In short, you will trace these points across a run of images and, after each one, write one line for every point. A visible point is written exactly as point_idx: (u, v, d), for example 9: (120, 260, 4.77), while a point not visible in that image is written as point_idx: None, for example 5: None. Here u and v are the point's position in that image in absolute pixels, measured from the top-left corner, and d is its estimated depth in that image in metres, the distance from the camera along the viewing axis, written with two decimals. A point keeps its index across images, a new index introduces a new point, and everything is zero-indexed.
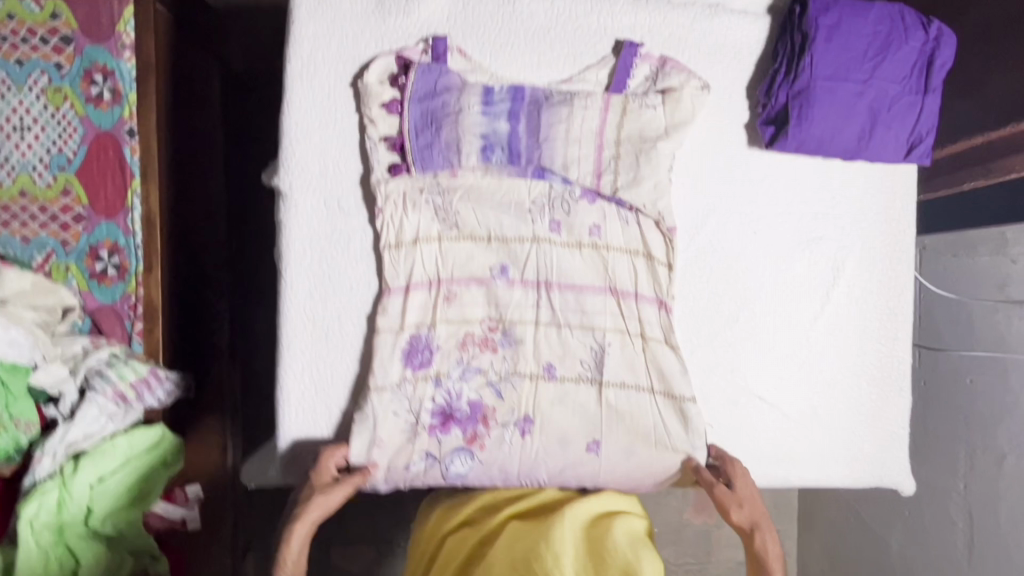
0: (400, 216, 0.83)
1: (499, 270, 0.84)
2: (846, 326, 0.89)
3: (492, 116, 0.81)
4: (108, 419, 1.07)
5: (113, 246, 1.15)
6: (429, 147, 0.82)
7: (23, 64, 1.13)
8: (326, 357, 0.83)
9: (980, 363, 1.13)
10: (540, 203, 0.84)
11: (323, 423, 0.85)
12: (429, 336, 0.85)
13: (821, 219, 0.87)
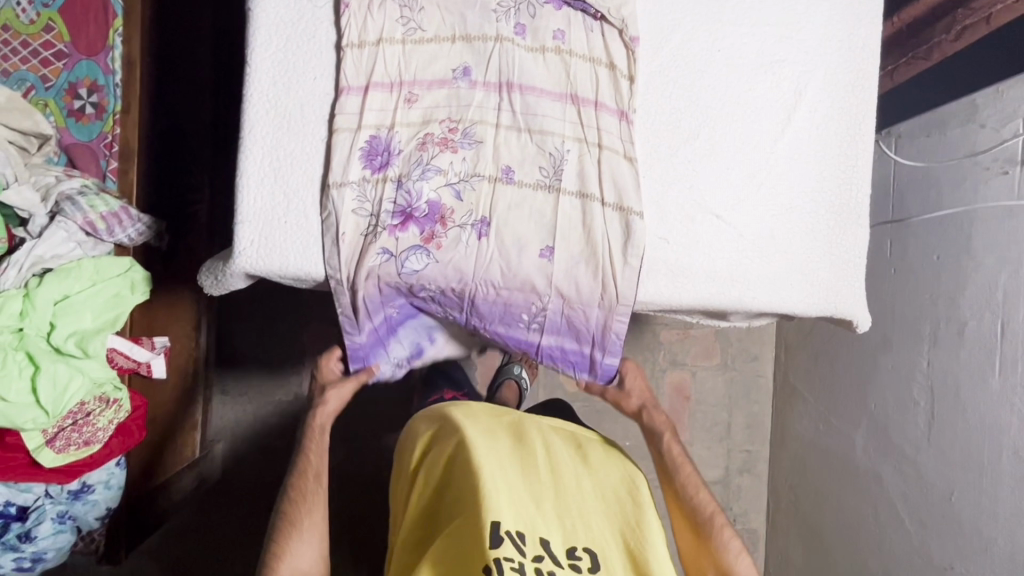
0: (366, 12, 0.83)
1: (461, 71, 0.85)
2: (806, 151, 0.89)
3: None
4: (77, 244, 1.09)
5: (92, 84, 1.16)
6: None
7: None
8: (287, 146, 0.84)
9: (948, 236, 1.13)
10: (506, 5, 0.85)
11: (282, 212, 0.84)
12: (389, 138, 0.84)
13: (786, 41, 0.88)
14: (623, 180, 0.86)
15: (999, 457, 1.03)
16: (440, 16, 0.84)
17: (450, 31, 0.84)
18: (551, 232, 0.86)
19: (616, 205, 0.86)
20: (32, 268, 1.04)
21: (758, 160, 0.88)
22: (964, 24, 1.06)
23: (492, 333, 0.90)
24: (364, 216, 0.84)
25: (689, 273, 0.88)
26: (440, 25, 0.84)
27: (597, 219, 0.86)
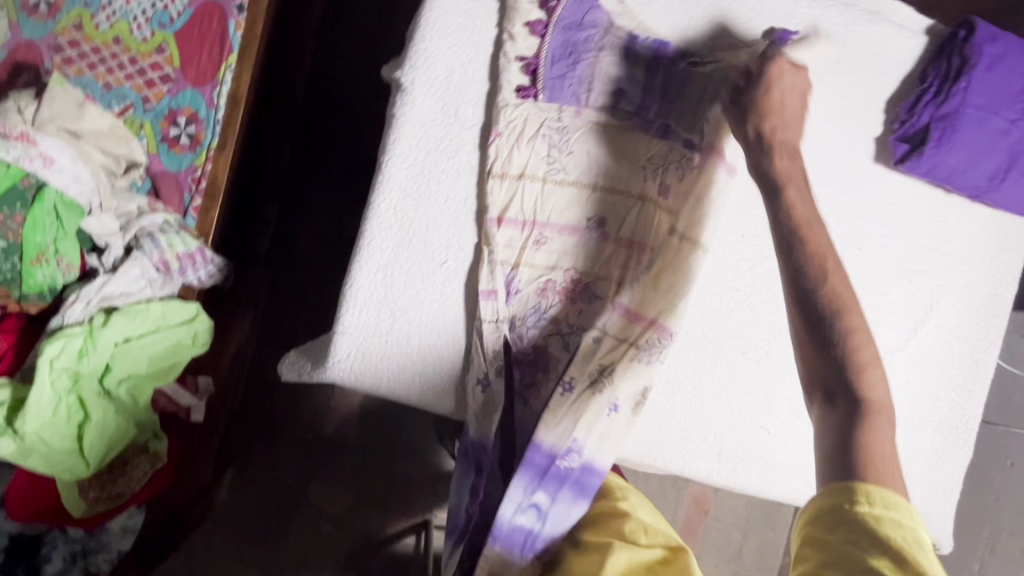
0: (513, 144, 0.79)
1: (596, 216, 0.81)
2: (925, 366, 0.86)
3: (630, 63, 0.80)
4: (148, 283, 1.04)
5: (192, 115, 1.12)
6: (560, 78, 0.80)
7: None
8: (402, 261, 0.80)
9: None
10: (655, 163, 0.81)
11: (386, 329, 0.80)
12: (509, 277, 0.80)
13: (927, 251, 0.85)
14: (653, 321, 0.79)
15: None
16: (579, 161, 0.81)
17: (592, 179, 0.81)
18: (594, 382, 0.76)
19: (618, 334, 0.78)
20: (99, 303, 1.00)
21: None
22: None
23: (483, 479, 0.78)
24: (465, 345, 0.81)
25: (780, 468, 0.87)
26: (585, 171, 0.81)
27: (603, 352, 0.77)
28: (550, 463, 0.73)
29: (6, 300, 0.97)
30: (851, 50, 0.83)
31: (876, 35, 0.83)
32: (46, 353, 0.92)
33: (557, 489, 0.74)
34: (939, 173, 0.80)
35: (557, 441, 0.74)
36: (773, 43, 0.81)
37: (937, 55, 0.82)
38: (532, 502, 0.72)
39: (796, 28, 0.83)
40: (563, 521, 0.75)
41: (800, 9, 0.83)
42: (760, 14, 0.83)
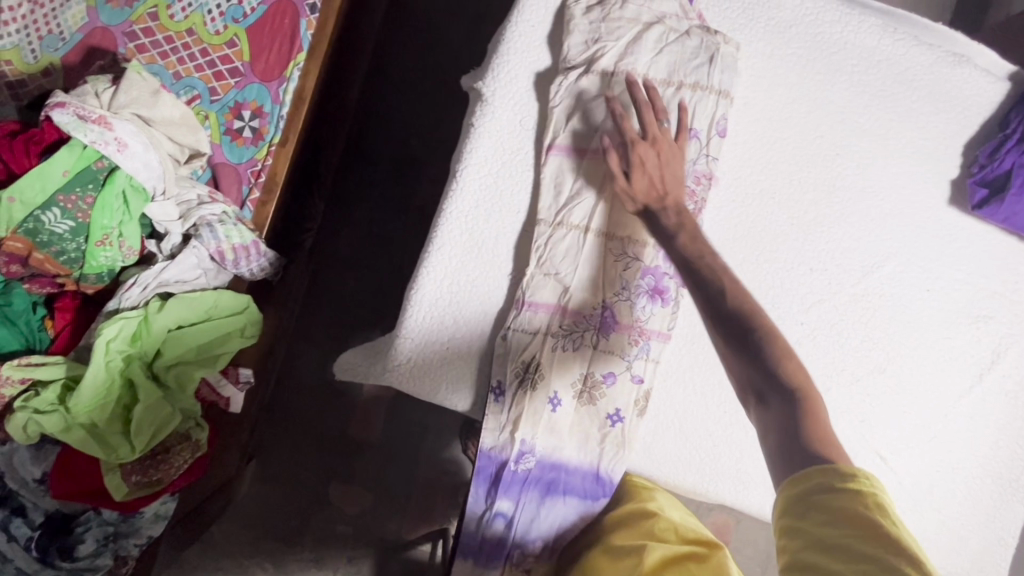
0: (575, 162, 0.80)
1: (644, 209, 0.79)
2: (988, 414, 0.85)
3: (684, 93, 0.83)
4: (203, 271, 1.05)
5: (257, 109, 1.14)
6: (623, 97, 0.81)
7: None
8: (467, 270, 0.80)
9: None
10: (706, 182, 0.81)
11: (447, 338, 0.80)
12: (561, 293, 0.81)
13: (997, 299, 0.84)
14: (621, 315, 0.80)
15: None
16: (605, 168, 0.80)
17: None
18: (578, 392, 0.79)
19: (562, 331, 0.79)
20: (155, 288, 1.01)
21: (936, 413, 0.84)
22: None
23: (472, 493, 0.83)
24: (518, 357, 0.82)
25: None
26: None
27: (518, 348, 0.78)
28: (502, 471, 0.77)
29: (65, 280, 0.98)
30: (932, 91, 0.82)
31: (960, 78, 0.83)
32: (102, 334, 0.93)
33: (520, 496, 0.78)
34: (1013, 218, 0.80)
35: (505, 449, 0.77)
36: (851, 81, 0.82)
37: (1021, 101, 0.81)
38: (495, 511, 0.78)
39: (878, 65, 0.82)
40: (537, 524, 0.79)
41: (885, 46, 0.82)
42: (846, 48, 0.82)
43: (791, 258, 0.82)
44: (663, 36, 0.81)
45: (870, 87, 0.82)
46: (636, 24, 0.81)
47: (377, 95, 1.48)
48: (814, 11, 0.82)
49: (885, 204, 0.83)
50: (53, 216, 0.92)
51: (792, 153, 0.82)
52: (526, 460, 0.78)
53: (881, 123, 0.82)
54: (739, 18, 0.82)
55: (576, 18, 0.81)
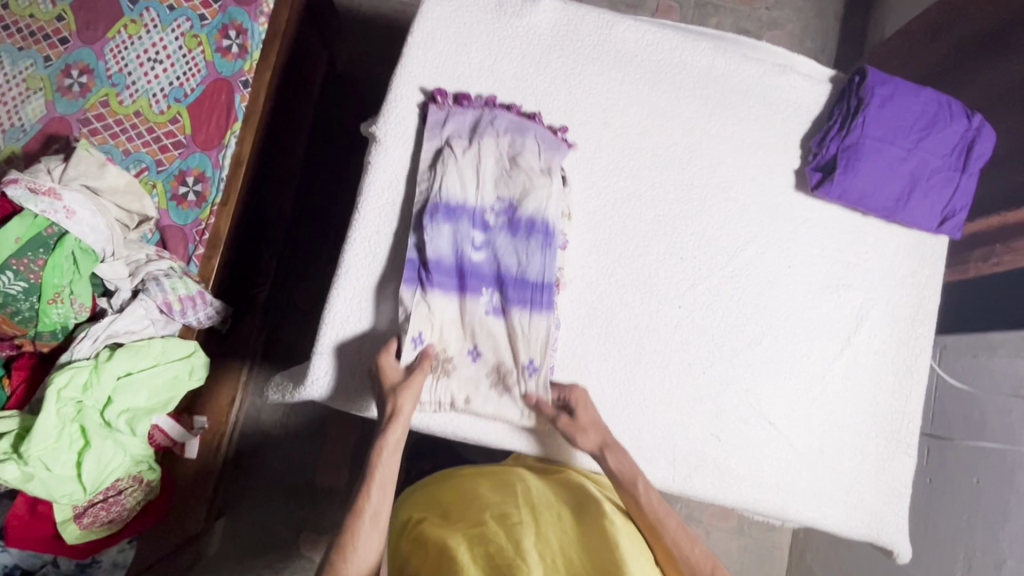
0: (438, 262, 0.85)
1: (504, 224, 0.88)
2: (862, 373, 0.93)
3: (512, 225, 0.87)
4: (150, 321, 1.14)
5: (200, 175, 1.26)
6: (456, 211, 0.86)
7: (160, 53, 1.30)
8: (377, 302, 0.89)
9: (987, 461, 1.13)
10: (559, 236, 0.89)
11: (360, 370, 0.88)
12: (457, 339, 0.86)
13: (852, 268, 0.94)
14: (506, 261, 0.87)
15: None
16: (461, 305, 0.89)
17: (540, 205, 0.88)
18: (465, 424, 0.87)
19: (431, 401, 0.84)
20: (106, 339, 1.09)
21: (815, 376, 0.92)
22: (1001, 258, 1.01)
23: (429, 279, 0.85)
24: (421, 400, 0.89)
25: (735, 475, 0.89)
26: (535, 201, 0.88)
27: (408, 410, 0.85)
28: (457, 271, 0.86)
29: (21, 339, 1.07)
30: (764, 96, 0.96)
31: (787, 83, 0.96)
32: (54, 384, 1.00)
33: (468, 212, 0.87)
34: (849, 196, 0.91)
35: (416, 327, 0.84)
36: (693, 96, 0.96)
37: (840, 97, 0.95)
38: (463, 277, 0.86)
39: (715, 80, 0.96)
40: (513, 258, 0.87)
41: (718, 64, 0.96)
42: (685, 69, 0.96)
43: (662, 249, 0.93)
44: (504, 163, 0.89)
45: (710, 99, 0.96)
46: (485, 147, 0.89)
47: (320, 158, 1.63)
48: (656, 41, 0.96)
49: (740, 197, 0.95)
50: (7, 278, 1.02)
51: (651, 160, 0.94)
52: (477, 252, 0.86)
53: (724, 127, 0.95)
54: (593, 53, 0.95)
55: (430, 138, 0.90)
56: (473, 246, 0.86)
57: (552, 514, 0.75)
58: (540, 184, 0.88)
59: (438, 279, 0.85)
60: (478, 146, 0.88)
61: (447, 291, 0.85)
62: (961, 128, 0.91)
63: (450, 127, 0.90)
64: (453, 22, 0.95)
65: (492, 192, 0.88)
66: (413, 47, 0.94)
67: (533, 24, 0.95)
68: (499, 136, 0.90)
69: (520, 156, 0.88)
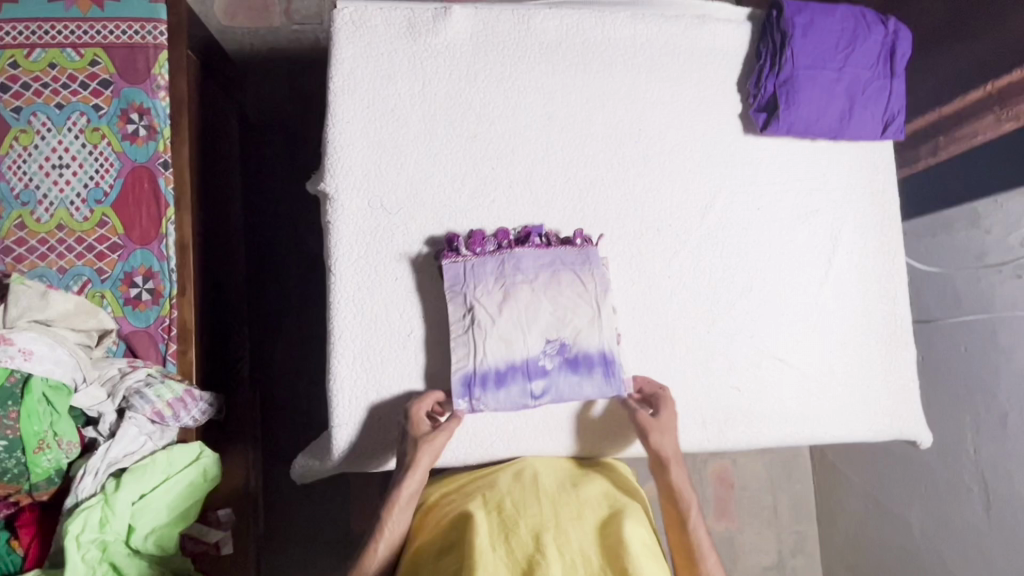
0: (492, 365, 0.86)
1: (560, 365, 0.87)
2: (849, 288, 0.97)
3: (566, 369, 0.87)
4: (147, 436, 1.09)
5: (147, 272, 1.20)
6: (511, 369, 0.86)
7: (63, 156, 1.21)
8: (381, 351, 0.89)
9: (969, 329, 1.21)
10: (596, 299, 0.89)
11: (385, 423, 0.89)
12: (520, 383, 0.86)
13: (816, 193, 0.98)
14: (569, 400, 0.88)
15: None
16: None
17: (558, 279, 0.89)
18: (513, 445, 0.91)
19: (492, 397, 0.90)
20: (108, 469, 1.05)
21: (808, 304, 0.96)
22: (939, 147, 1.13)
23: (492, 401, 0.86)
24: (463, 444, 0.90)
25: (763, 417, 0.93)
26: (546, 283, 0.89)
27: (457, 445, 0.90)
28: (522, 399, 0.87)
29: (18, 495, 1.02)
30: (692, 50, 0.97)
31: (710, 32, 0.97)
32: (70, 533, 0.97)
33: (523, 367, 0.86)
34: (798, 127, 0.94)
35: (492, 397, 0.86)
36: (625, 68, 0.95)
37: (763, 34, 0.96)
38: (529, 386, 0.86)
39: (641, 47, 0.96)
40: (574, 392, 0.87)
41: (640, 30, 0.96)
42: (611, 44, 0.96)
43: (638, 226, 0.94)
44: (536, 289, 0.88)
45: (642, 67, 0.96)
46: (514, 291, 0.88)
47: (260, 215, 1.57)
48: (575, 23, 0.95)
49: (695, 155, 0.96)
50: None
51: (604, 143, 0.94)
52: (540, 400, 0.87)
53: (663, 91, 0.96)
54: (517, 51, 0.94)
55: (453, 280, 0.88)
56: (534, 398, 0.87)
57: (570, 509, 0.78)
58: (587, 318, 0.88)
59: (500, 398, 0.86)
60: (515, 305, 0.87)
61: (504, 407, 0.87)
62: (880, 35, 0.94)
63: (471, 281, 0.87)
64: (371, 57, 0.91)
65: (539, 339, 0.87)
66: (339, 92, 0.90)
67: (451, 38, 0.93)
68: (533, 277, 0.89)
69: (561, 296, 0.88)
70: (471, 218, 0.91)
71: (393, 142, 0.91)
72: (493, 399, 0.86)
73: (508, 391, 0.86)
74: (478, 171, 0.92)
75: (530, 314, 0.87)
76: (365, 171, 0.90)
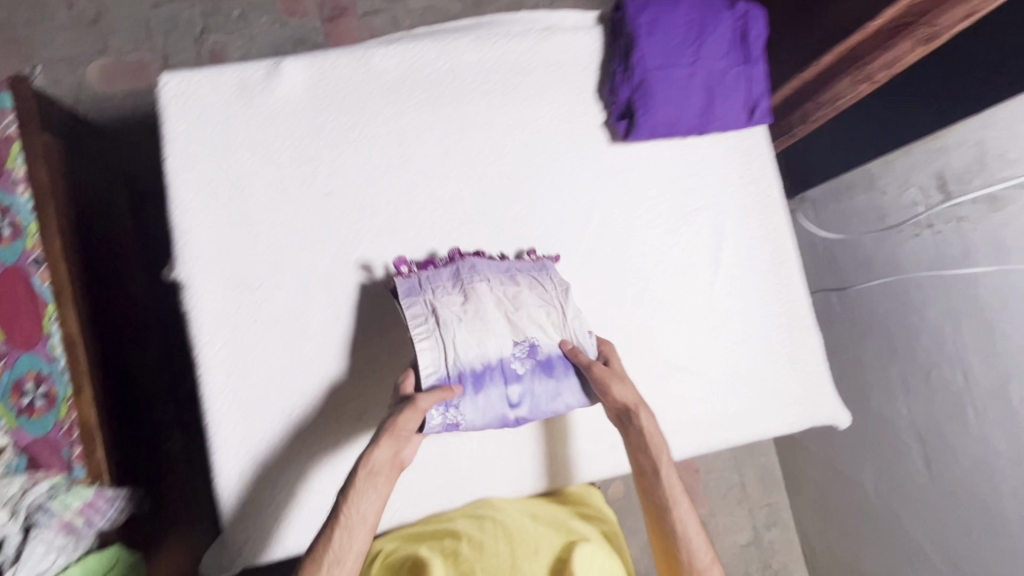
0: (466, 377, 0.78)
1: (533, 368, 0.80)
2: (742, 282, 0.96)
3: (540, 364, 0.81)
4: (58, 552, 0.92)
5: (37, 376, 1.00)
6: (485, 369, 0.79)
7: None
8: (266, 435, 0.85)
9: (883, 292, 1.19)
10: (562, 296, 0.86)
11: (278, 510, 0.85)
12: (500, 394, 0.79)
13: (694, 191, 0.95)
14: (546, 409, 0.82)
15: (1000, 496, 1.05)
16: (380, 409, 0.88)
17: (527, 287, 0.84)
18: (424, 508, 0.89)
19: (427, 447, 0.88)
20: None
21: (703, 306, 0.94)
22: (817, 115, 1.12)
23: (463, 406, 0.77)
24: None
25: (674, 430, 0.90)
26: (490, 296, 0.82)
27: None
28: (502, 398, 0.79)
29: None
30: (544, 66, 0.93)
31: (559, 44, 0.93)
32: None
33: (497, 369, 0.79)
34: (660, 128, 0.91)
35: (460, 402, 0.77)
36: (475, 96, 0.91)
37: (613, 37, 0.93)
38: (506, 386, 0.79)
39: (490, 71, 0.92)
40: (551, 401, 0.81)
41: (486, 53, 0.92)
42: (457, 72, 0.91)
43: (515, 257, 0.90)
44: (498, 294, 0.82)
45: (494, 91, 0.92)
46: (476, 290, 0.82)
47: None
48: (416, 56, 0.91)
49: (563, 172, 0.93)
50: None
51: (467, 176, 0.91)
52: (518, 406, 0.80)
53: (520, 113, 0.92)
54: (360, 96, 0.89)
55: (413, 295, 0.80)
56: (512, 407, 0.79)
57: (526, 547, 0.77)
58: (549, 316, 0.83)
59: (472, 402, 0.78)
60: (484, 310, 0.80)
61: (480, 412, 0.78)
62: (730, 21, 0.91)
63: (427, 290, 0.81)
64: (204, 129, 0.86)
65: (508, 338, 0.80)
66: (175, 172, 0.85)
67: (286, 96, 0.88)
68: (495, 285, 0.83)
69: (521, 301, 0.82)
70: (338, 280, 0.87)
71: (241, 214, 0.86)
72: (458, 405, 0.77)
73: (484, 393, 0.79)
74: (338, 229, 0.88)
75: (495, 317, 0.81)
76: (216, 251, 0.85)
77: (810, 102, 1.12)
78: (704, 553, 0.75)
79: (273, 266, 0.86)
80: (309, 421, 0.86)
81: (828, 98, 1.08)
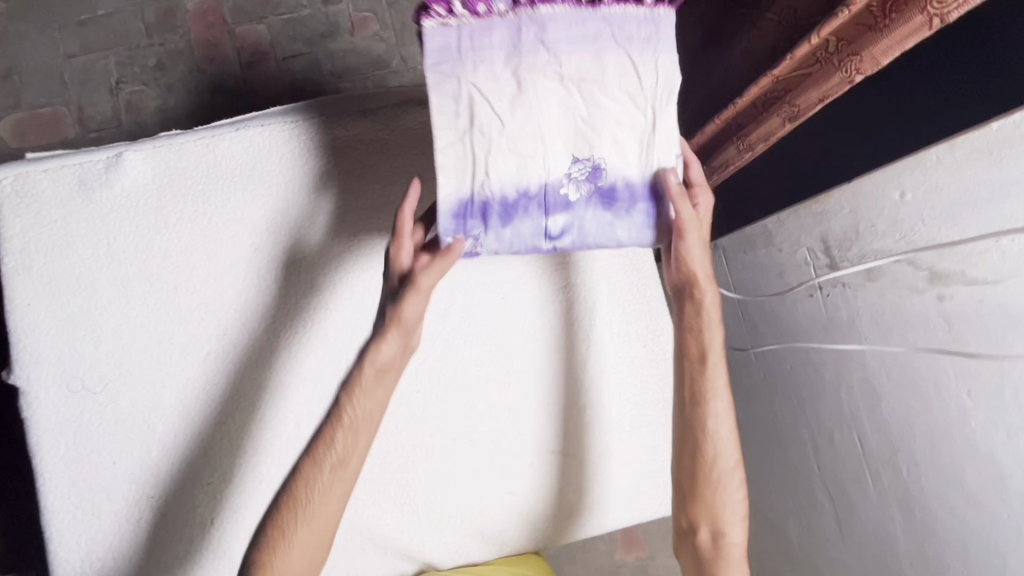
0: (518, 204, 0.67)
1: (589, 195, 0.69)
2: (609, 359, 0.96)
3: (601, 190, 0.69)
4: None
5: None
6: (515, 197, 0.67)
7: None
8: (113, 543, 0.81)
9: (776, 355, 1.18)
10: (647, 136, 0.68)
11: None
12: (518, 231, 0.68)
13: (564, 268, 0.94)
14: (595, 243, 0.71)
15: (901, 564, 0.94)
16: (235, 509, 0.86)
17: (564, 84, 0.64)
18: None
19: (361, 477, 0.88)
20: None
21: (570, 386, 0.94)
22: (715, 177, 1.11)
23: (511, 235, 0.68)
24: None
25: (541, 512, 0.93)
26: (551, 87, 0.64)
27: None
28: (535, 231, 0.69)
29: None
30: (403, 144, 0.91)
31: (417, 121, 0.91)
32: None
33: (539, 194, 0.67)
34: None
35: (504, 231, 0.68)
36: (331, 178, 0.89)
37: None
38: (544, 216, 0.68)
39: (345, 152, 0.89)
40: (629, 229, 0.71)
41: (340, 133, 0.89)
42: (311, 154, 0.89)
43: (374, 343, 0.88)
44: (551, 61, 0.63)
45: (352, 173, 0.89)
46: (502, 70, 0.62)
47: None
48: (267, 140, 0.88)
49: None
50: None
51: (325, 262, 0.89)
52: (561, 238, 0.70)
53: (380, 194, 0.90)
54: (209, 184, 0.87)
55: (444, 86, 0.62)
56: (552, 238, 0.70)
57: None
58: (629, 123, 0.67)
59: (570, 215, 0.69)
60: (539, 83, 0.63)
61: (512, 240, 0.69)
62: None
63: (467, 69, 0.62)
64: (42, 226, 0.82)
65: (562, 155, 0.66)
66: (12, 274, 0.81)
67: (130, 187, 0.85)
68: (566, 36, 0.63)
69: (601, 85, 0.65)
70: (189, 377, 0.85)
71: (84, 313, 0.83)
72: (526, 214, 0.68)
73: (554, 216, 0.69)
74: (188, 323, 0.85)
75: (563, 107, 0.65)
76: (57, 353, 0.82)
77: (706, 165, 1.11)
78: (735, 460, 0.81)
79: (120, 365, 0.83)
80: (161, 526, 0.83)
81: (720, 163, 1.06)
